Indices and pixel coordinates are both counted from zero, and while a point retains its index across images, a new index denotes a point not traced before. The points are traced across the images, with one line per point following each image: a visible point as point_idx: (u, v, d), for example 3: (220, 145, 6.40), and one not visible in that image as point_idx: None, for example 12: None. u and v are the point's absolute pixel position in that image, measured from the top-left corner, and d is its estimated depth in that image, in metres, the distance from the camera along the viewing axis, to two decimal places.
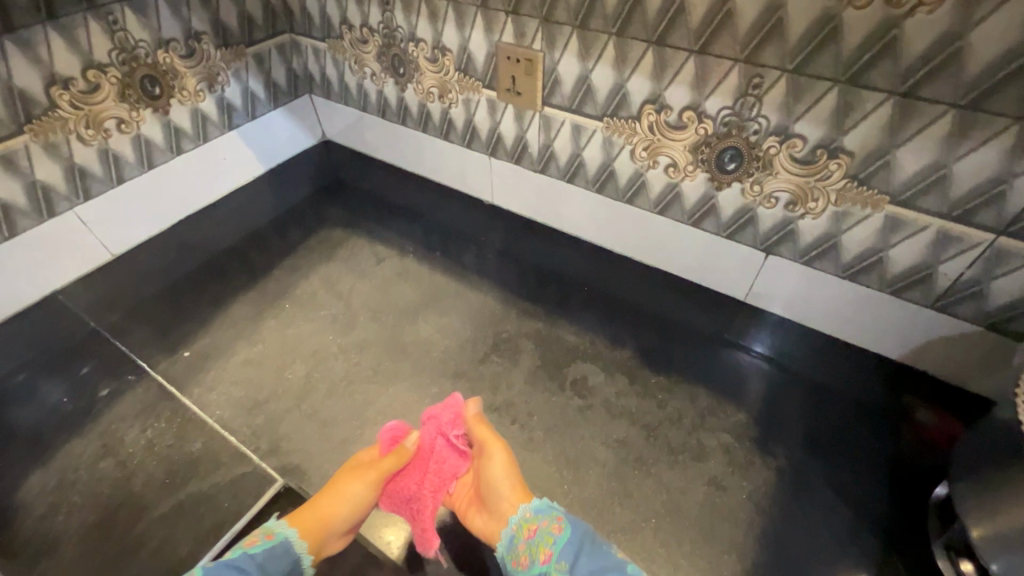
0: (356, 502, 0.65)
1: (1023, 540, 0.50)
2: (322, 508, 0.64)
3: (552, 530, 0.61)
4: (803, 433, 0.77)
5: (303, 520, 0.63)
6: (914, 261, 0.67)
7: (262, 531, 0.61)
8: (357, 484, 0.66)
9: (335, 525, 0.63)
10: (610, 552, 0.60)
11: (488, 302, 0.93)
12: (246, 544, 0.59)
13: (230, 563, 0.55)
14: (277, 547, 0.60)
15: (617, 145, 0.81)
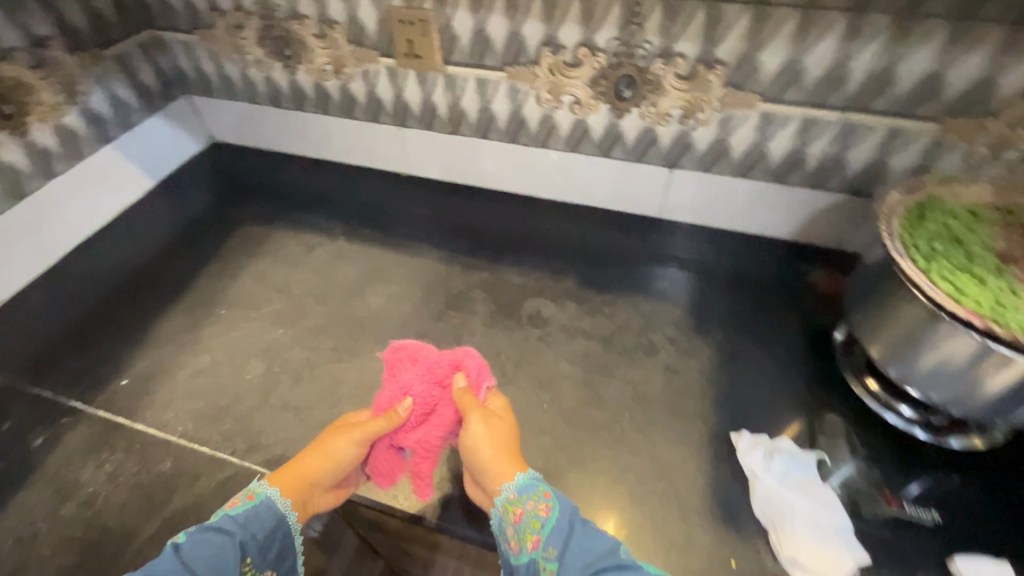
0: (339, 459, 0.60)
1: (905, 343, 0.60)
2: (304, 467, 0.60)
3: (537, 511, 0.55)
4: (728, 326, 0.80)
5: (287, 476, 0.59)
6: (787, 149, 0.79)
7: (245, 491, 0.58)
8: (341, 441, 0.61)
9: (317, 481, 0.60)
10: (607, 539, 0.53)
11: (432, 263, 0.91)
12: (226, 506, 0.56)
13: (209, 526, 0.53)
14: (260, 506, 0.57)
15: (523, 92, 0.86)
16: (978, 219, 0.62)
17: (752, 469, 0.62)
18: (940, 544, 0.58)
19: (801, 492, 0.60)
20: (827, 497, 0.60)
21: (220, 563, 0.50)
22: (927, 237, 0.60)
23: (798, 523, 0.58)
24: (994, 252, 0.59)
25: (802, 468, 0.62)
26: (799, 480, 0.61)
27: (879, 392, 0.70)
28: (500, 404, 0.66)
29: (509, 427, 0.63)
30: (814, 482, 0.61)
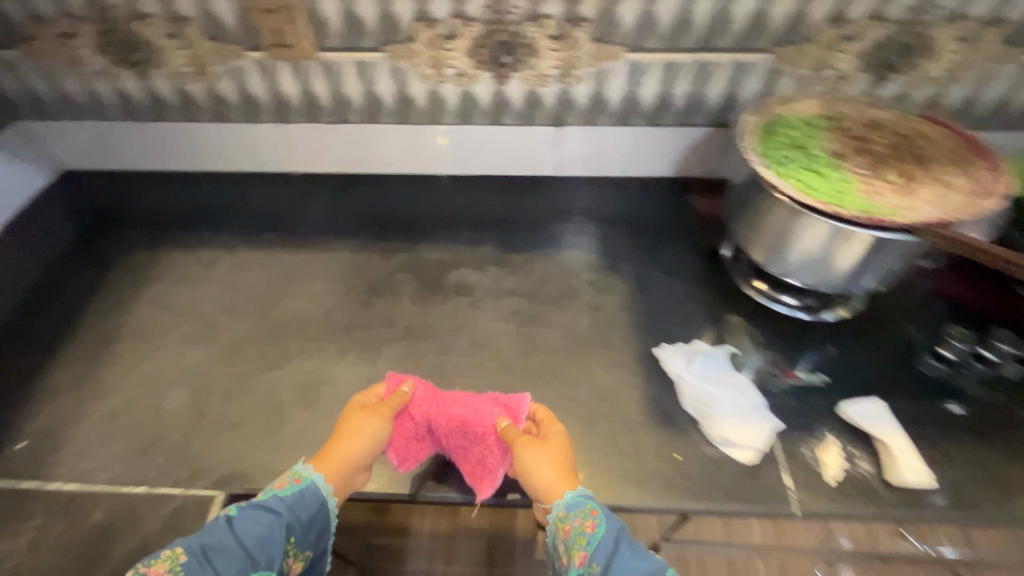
0: (374, 434, 0.63)
1: (777, 240, 0.70)
2: (345, 449, 0.61)
3: (586, 530, 0.55)
4: (635, 258, 0.89)
5: (329, 460, 0.60)
6: (656, 93, 0.88)
7: (292, 474, 0.60)
8: (371, 419, 0.64)
9: (356, 460, 0.61)
10: (654, 562, 0.53)
11: (347, 256, 0.90)
12: (276, 486, 0.58)
13: (260, 504, 0.56)
14: (307, 489, 0.58)
15: (405, 70, 0.86)
16: (813, 126, 0.74)
17: (678, 374, 0.71)
18: (830, 397, 0.70)
19: (722, 384, 0.69)
20: (742, 383, 0.70)
21: (265, 542, 0.53)
22: (778, 147, 0.70)
23: (724, 408, 0.67)
24: (830, 151, 0.70)
25: (718, 365, 0.72)
26: (718, 375, 0.71)
27: (765, 288, 0.82)
28: (552, 424, 0.65)
29: (565, 446, 0.63)
30: (730, 373, 0.71)
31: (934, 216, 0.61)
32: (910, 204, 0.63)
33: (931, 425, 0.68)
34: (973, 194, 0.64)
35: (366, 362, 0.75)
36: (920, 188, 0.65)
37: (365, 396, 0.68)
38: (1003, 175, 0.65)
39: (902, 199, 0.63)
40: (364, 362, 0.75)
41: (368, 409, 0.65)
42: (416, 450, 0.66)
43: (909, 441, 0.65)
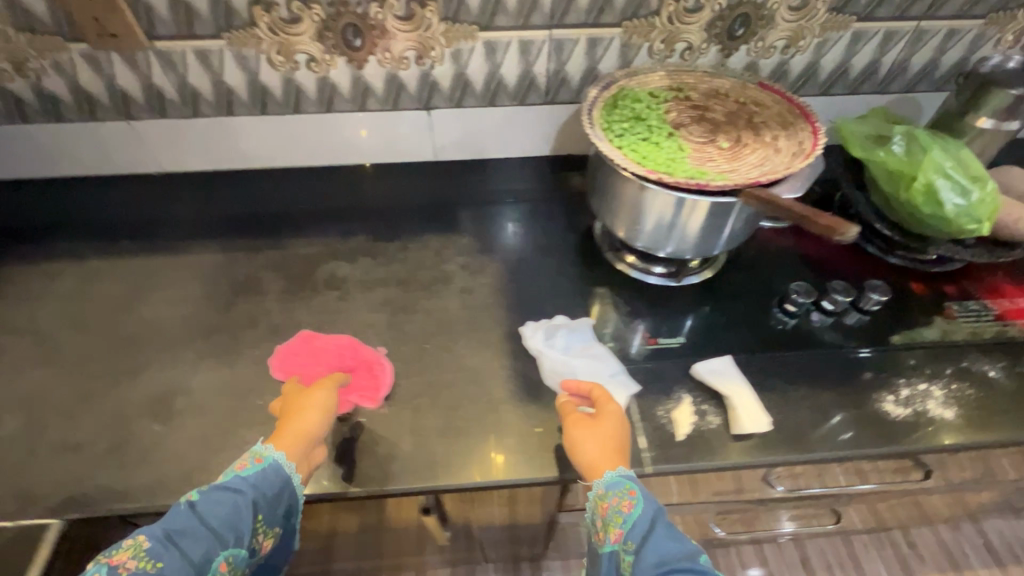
0: (321, 407, 0.61)
1: (627, 211, 0.72)
2: (297, 423, 0.59)
3: (623, 509, 0.54)
4: (511, 239, 0.89)
5: (286, 437, 0.58)
6: (518, 72, 0.88)
7: (252, 454, 0.56)
8: (315, 393, 0.62)
9: (312, 432, 0.59)
10: (688, 544, 0.51)
11: (209, 257, 0.85)
12: (236, 468, 0.54)
13: (221, 486, 0.52)
14: (270, 466, 0.55)
15: (252, 58, 0.82)
16: (657, 98, 0.76)
17: (539, 349, 0.72)
18: (687, 359, 0.73)
19: (581, 354, 0.71)
20: (601, 352, 0.72)
21: (232, 523, 0.50)
22: (619, 121, 0.71)
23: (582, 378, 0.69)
24: (669, 122, 0.72)
25: (579, 336, 0.74)
26: (578, 346, 0.72)
27: (636, 262, 0.84)
28: (608, 401, 0.63)
29: (618, 425, 0.62)
30: (590, 343, 0.73)
31: (755, 178, 0.64)
32: (734, 168, 0.65)
33: (778, 377, 0.72)
34: (793, 153, 0.67)
35: (225, 367, 0.72)
36: (746, 152, 0.68)
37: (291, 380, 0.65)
38: (820, 130, 0.68)
39: (728, 164, 0.66)
40: (222, 366, 0.72)
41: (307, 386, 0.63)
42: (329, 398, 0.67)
43: (751, 391, 0.69)
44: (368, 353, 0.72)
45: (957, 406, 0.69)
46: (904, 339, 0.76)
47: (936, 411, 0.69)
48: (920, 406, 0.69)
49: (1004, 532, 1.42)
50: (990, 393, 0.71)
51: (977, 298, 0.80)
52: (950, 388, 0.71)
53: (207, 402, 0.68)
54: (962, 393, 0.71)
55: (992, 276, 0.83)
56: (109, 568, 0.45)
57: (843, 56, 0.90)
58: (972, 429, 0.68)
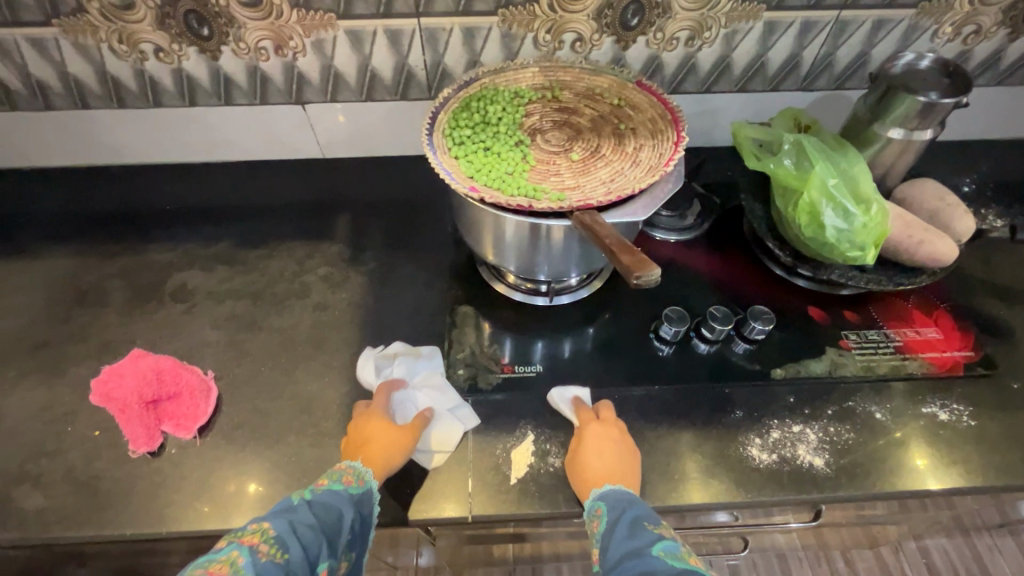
0: (409, 442, 0.59)
1: (471, 229, 0.64)
2: (384, 458, 0.57)
3: (595, 530, 0.52)
4: (384, 247, 0.82)
5: (377, 468, 0.56)
6: (391, 64, 0.80)
7: (352, 471, 0.54)
8: (407, 432, 0.59)
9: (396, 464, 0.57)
10: (648, 537, 0.48)
11: (56, 263, 0.79)
12: (342, 480, 0.52)
13: (331, 492, 0.50)
14: (370, 492, 0.54)
15: (92, 47, 0.75)
16: (521, 98, 0.68)
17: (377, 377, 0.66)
18: (541, 390, 0.67)
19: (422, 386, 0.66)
20: (442, 383, 0.66)
21: (338, 532, 0.47)
22: (465, 127, 0.63)
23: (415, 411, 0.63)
24: (524, 127, 0.65)
25: (423, 364, 0.68)
26: (421, 376, 0.67)
27: (518, 282, 0.76)
28: (591, 420, 0.61)
29: (620, 437, 0.60)
30: (434, 371, 0.67)
31: (597, 197, 0.56)
32: (578, 185, 0.58)
33: (638, 415, 0.66)
34: (649, 167, 0.59)
35: (44, 387, 0.67)
36: (599, 165, 0.60)
37: (377, 405, 0.61)
38: (683, 140, 0.60)
39: (573, 180, 0.59)
40: (41, 387, 0.67)
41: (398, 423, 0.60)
42: (141, 428, 0.62)
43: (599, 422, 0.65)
44: (192, 377, 0.66)
45: (829, 453, 0.63)
46: (788, 373, 0.69)
47: (805, 457, 0.63)
48: (788, 452, 0.63)
49: (947, 553, 1.36)
50: (871, 438, 0.64)
51: (879, 326, 0.72)
52: (827, 432, 0.64)
53: (15, 427, 0.64)
54: (838, 439, 0.64)
55: (902, 301, 0.75)
56: (245, 548, 0.42)
57: (758, 48, 0.80)
58: (843, 480, 0.61)
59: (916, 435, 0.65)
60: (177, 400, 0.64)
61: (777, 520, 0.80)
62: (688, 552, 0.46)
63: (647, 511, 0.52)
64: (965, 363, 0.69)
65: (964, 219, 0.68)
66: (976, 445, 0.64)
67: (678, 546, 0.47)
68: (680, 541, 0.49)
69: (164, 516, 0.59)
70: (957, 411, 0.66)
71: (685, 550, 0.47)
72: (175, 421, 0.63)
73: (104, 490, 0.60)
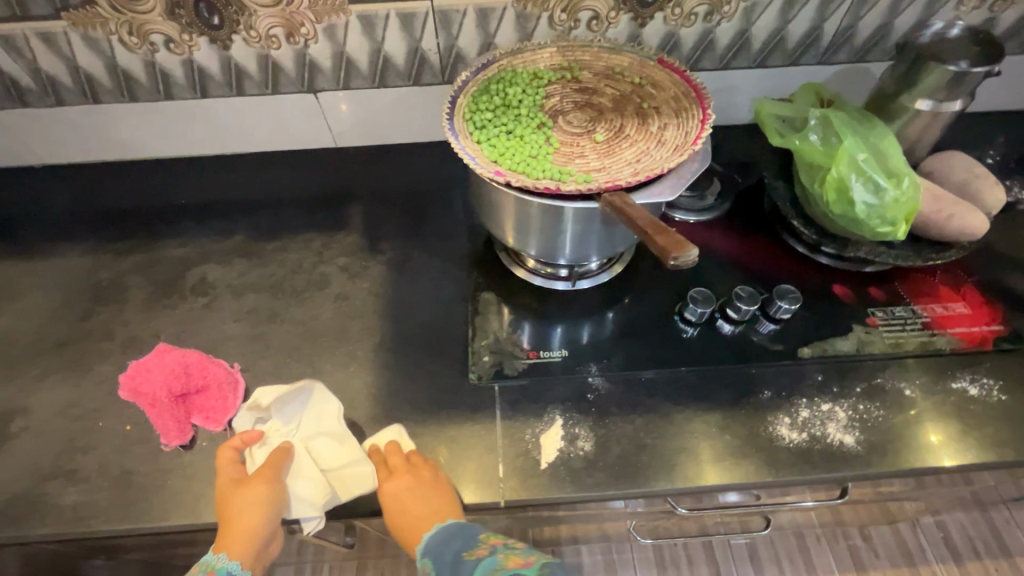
0: (264, 505, 0.56)
1: (491, 213, 0.63)
2: (236, 528, 0.55)
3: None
4: (401, 236, 0.82)
5: (232, 543, 0.54)
6: (404, 49, 0.78)
7: (205, 565, 0.54)
8: (254, 490, 0.56)
9: (258, 533, 0.55)
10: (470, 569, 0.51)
11: (75, 260, 0.79)
12: None
13: None
14: None
15: (102, 40, 0.74)
16: (539, 79, 0.66)
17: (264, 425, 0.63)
18: (566, 374, 0.67)
19: (312, 433, 0.61)
20: (338, 431, 0.61)
21: None
22: (486, 111, 0.62)
23: (295, 467, 0.59)
24: (545, 109, 0.63)
25: (316, 407, 0.62)
26: (311, 421, 0.62)
27: (538, 266, 0.76)
28: (399, 475, 0.58)
29: (431, 481, 0.58)
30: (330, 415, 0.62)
31: (623, 178, 0.56)
32: (604, 167, 0.57)
33: (664, 396, 0.66)
34: (674, 147, 0.58)
35: (71, 384, 0.67)
36: (623, 146, 0.59)
37: (222, 475, 0.58)
38: (709, 117, 0.59)
39: (598, 162, 0.58)
40: (68, 384, 0.67)
41: (245, 482, 0.57)
42: (170, 421, 0.62)
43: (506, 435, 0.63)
44: (219, 370, 0.66)
45: (859, 431, 0.63)
46: (815, 352, 0.68)
47: (835, 435, 0.62)
48: (817, 430, 0.63)
49: (964, 527, 1.37)
50: (900, 415, 0.64)
51: (906, 303, 0.72)
52: (856, 410, 0.64)
53: (45, 424, 0.64)
54: (867, 416, 0.64)
55: (928, 277, 0.74)
56: None
57: (778, 21, 0.78)
58: (872, 456, 0.61)
59: (945, 410, 0.64)
60: (205, 392, 0.65)
61: (802, 500, 0.80)
62: (505, 557, 0.52)
63: (461, 532, 0.55)
64: (994, 338, 0.69)
65: (993, 190, 0.67)
66: (1006, 419, 0.64)
67: (496, 557, 0.52)
68: (497, 547, 0.53)
69: (198, 508, 0.59)
70: (987, 386, 0.66)
71: (502, 556, 0.52)
72: (203, 413, 0.64)
73: (138, 482, 0.61)
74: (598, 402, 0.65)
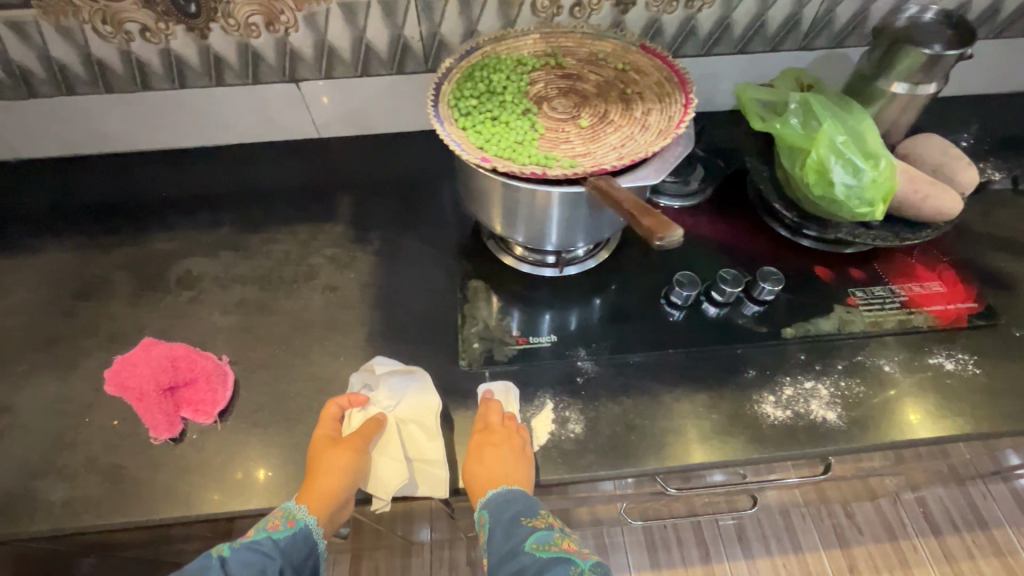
0: (351, 469, 0.57)
1: (476, 199, 0.63)
2: (321, 483, 0.57)
3: (482, 531, 0.57)
4: (389, 224, 0.81)
5: (314, 496, 0.56)
6: (386, 36, 0.77)
7: (286, 513, 0.57)
8: (346, 452, 0.58)
9: (338, 498, 0.56)
10: (522, 535, 0.54)
11: (55, 256, 0.77)
12: (269, 527, 0.56)
13: (252, 545, 0.53)
14: (301, 532, 0.55)
15: (74, 28, 0.72)
16: (523, 66, 0.66)
17: (370, 391, 0.64)
18: (556, 359, 0.68)
19: (410, 418, 0.62)
20: (433, 426, 0.62)
21: None
22: (470, 98, 0.62)
23: (387, 446, 0.61)
24: (529, 95, 0.64)
25: (420, 393, 0.63)
26: (412, 405, 0.63)
27: (526, 254, 0.76)
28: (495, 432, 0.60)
29: (515, 446, 0.59)
30: (429, 406, 0.63)
31: (608, 163, 0.56)
32: (589, 151, 0.58)
33: (653, 378, 0.67)
34: (658, 131, 0.59)
35: (56, 380, 0.66)
36: (608, 131, 0.60)
37: (322, 429, 0.60)
38: (692, 102, 0.59)
39: (583, 147, 0.59)
40: (53, 380, 0.66)
41: (341, 443, 0.59)
42: (159, 414, 0.61)
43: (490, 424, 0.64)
44: (207, 363, 0.66)
45: (841, 407, 0.64)
46: (798, 331, 0.70)
47: (817, 412, 0.64)
48: (801, 408, 0.64)
49: (942, 501, 1.41)
50: (881, 391, 0.66)
51: (885, 283, 0.73)
52: (838, 386, 0.66)
53: (30, 421, 0.63)
54: (849, 392, 0.66)
55: (905, 257, 0.76)
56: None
57: (758, 8, 0.79)
58: (854, 432, 0.63)
59: (923, 385, 0.66)
60: (194, 385, 0.64)
61: (788, 478, 0.82)
62: (560, 536, 0.54)
63: (524, 500, 0.57)
64: (968, 315, 0.71)
65: (968, 171, 0.68)
66: (982, 393, 0.66)
67: (551, 533, 0.55)
68: (554, 524, 0.56)
69: (192, 501, 0.59)
70: (962, 361, 0.68)
71: (557, 534, 0.55)
72: (192, 406, 0.63)
73: (130, 475, 0.60)
74: (587, 385, 0.66)
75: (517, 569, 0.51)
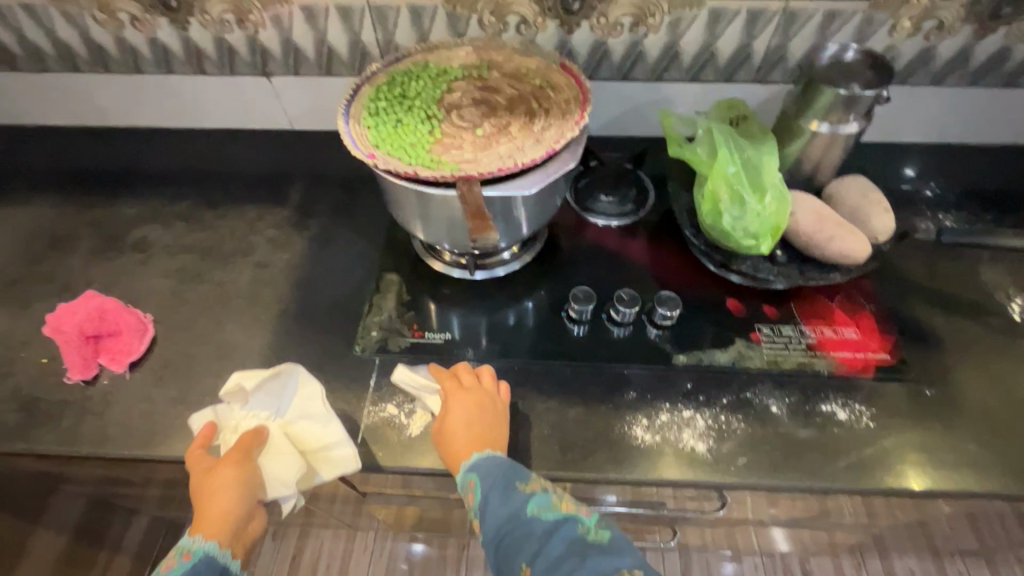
0: (238, 485, 0.60)
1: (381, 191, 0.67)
2: (211, 511, 0.59)
3: (471, 500, 0.56)
4: (330, 214, 0.87)
5: (206, 525, 0.59)
6: (345, 40, 0.83)
7: (182, 549, 0.59)
8: (227, 472, 0.60)
9: (235, 516, 0.60)
10: (522, 499, 0.54)
11: (38, 211, 0.87)
12: (168, 566, 0.58)
13: None
14: (203, 560, 0.58)
15: (76, 14, 0.82)
16: (445, 75, 0.70)
17: (237, 407, 0.66)
18: (445, 356, 0.70)
19: (294, 417, 0.64)
20: (320, 413, 0.64)
21: None
22: (384, 100, 0.67)
23: (271, 450, 0.63)
24: (442, 103, 0.67)
25: (300, 389, 0.65)
26: (294, 404, 0.65)
27: (453, 257, 0.78)
28: (483, 392, 0.63)
29: (496, 408, 0.62)
30: (313, 398, 0.65)
31: (488, 169, 0.59)
32: (475, 159, 0.61)
33: (532, 386, 0.68)
34: (546, 145, 0.61)
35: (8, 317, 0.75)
36: (501, 142, 0.63)
37: (194, 464, 0.62)
38: (583, 120, 0.61)
39: (472, 154, 0.62)
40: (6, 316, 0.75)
41: (217, 465, 0.61)
42: (78, 357, 0.69)
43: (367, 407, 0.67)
44: (131, 318, 0.72)
45: (713, 440, 0.64)
46: (691, 359, 0.69)
47: (687, 441, 0.63)
48: (670, 434, 0.64)
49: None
50: (762, 430, 0.64)
51: (796, 322, 0.71)
52: (716, 419, 0.65)
53: None
54: (726, 427, 0.64)
55: (824, 298, 0.73)
56: None
57: (705, 36, 0.80)
58: (720, 466, 0.62)
59: (809, 431, 0.64)
60: (116, 336, 0.71)
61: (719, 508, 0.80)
62: (559, 498, 0.54)
63: (512, 467, 0.57)
64: (876, 365, 0.68)
65: (883, 217, 0.67)
66: (869, 447, 0.63)
67: (550, 495, 0.55)
68: (549, 486, 0.56)
69: (88, 439, 0.65)
70: (857, 412, 0.65)
71: (555, 496, 0.55)
72: (110, 354, 0.70)
73: (44, 408, 0.67)
74: None
75: (523, 537, 0.51)
